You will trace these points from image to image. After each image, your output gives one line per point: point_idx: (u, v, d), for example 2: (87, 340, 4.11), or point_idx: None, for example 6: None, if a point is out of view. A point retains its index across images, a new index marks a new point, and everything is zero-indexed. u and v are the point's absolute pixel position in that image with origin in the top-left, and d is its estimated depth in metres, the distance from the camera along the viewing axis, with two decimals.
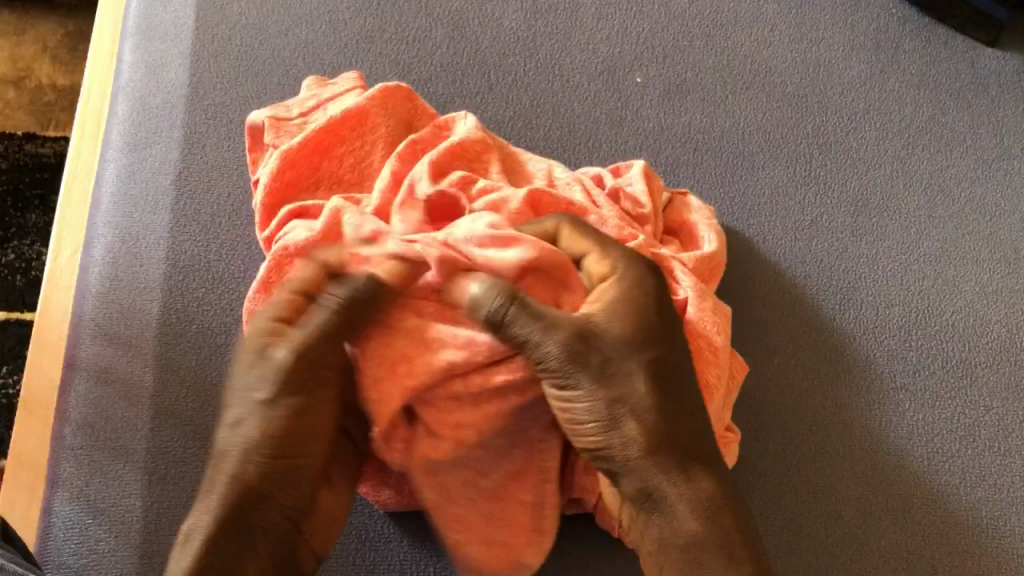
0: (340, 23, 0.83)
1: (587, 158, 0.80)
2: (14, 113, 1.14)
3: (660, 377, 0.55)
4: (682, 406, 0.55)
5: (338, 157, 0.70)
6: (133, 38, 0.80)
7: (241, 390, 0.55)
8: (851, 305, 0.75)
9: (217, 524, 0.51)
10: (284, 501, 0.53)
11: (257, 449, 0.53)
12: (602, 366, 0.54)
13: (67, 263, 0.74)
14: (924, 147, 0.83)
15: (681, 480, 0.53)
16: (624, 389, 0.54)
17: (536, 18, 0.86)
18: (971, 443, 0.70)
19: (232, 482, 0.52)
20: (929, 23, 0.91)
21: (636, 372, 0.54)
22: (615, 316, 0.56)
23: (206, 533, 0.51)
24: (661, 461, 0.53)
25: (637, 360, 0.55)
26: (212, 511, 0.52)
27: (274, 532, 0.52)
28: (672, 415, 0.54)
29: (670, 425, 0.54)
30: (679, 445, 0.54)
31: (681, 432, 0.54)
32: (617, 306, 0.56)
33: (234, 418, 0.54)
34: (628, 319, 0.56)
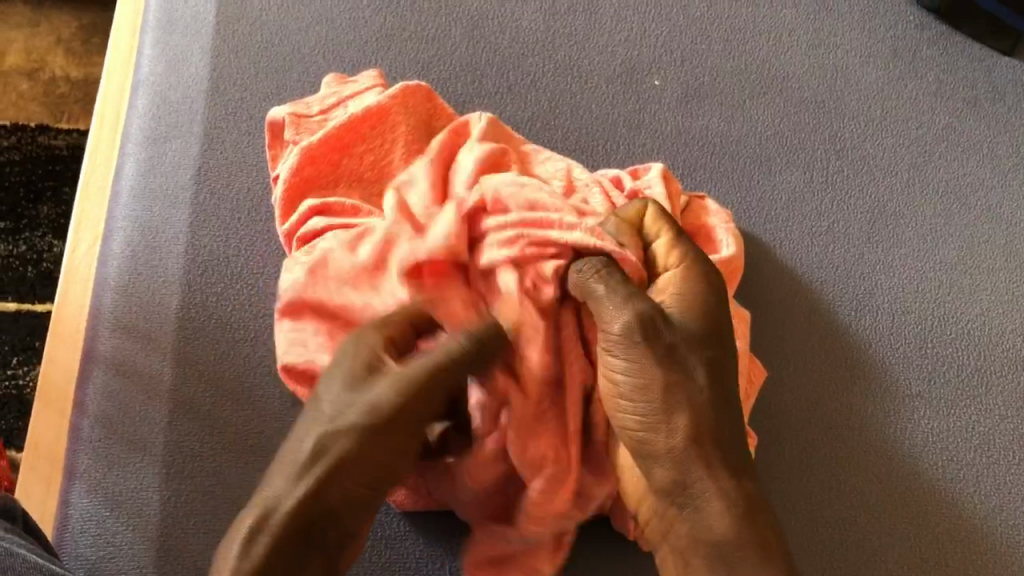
0: (360, 20, 0.83)
1: (605, 160, 0.80)
2: (27, 104, 1.14)
3: (718, 375, 0.57)
4: (731, 409, 0.57)
5: (358, 155, 0.70)
6: (154, 32, 0.81)
7: (338, 404, 0.55)
8: (867, 311, 0.75)
9: (282, 531, 0.51)
10: (345, 529, 0.54)
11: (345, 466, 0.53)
12: (666, 351, 0.56)
13: (85, 255, 0.74)
14: (941, 155, 0.83)
15: (723, 476, 0.54)
16: (683, 377, 0.55)
17: (555, 20, 0.86)
18: (985, 452, 0.70)
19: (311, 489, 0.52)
20: (946, 31, 0.91)
21: (696, 365, 0.56)
22: (686, 312, 0.58)
23: (269, 536, 0.50)
24: (704, 453, 0.54)
25: (698, 354, 0.57)
26: (281, 516, 0.51)
27: (330, 546, 0.53)
28: (723, 412, 0.56)
29: (718, 423, 0.55)
30: (722, 445, 0.55)
31: (726, 430, 0.56)
32: (688, 299, 0.59)
33: (334, 425, 0.54)
34: (698, 317, 0.58)
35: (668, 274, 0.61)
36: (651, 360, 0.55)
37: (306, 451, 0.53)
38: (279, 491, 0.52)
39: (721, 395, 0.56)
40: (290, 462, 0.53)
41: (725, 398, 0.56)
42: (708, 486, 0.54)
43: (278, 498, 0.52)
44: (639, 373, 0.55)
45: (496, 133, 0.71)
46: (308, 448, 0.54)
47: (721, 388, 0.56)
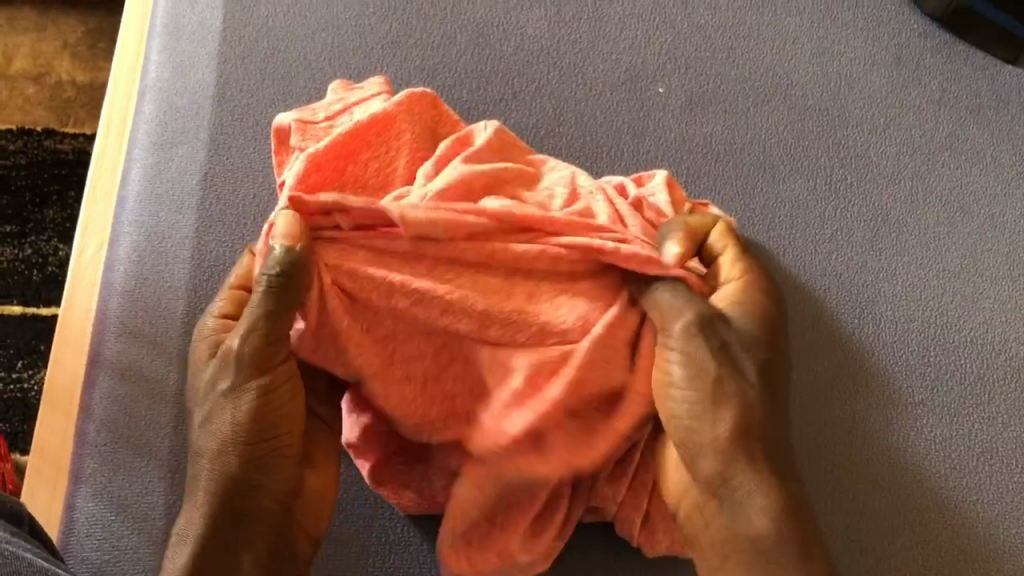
0: (366, 27, 0.83)
1: (609, 167, 0.80)
2: (34, 109, 1.15)
3: (770, 376, 0.58)
4: (781, 409, 0.58)
5: (363, 161, 0.70)
6: (161, 37, 0.81)
7: (205, 385, 0.57)
8: (870, 319, 0.75)
9: (209, 521, 0.53)
10: (273, 487, 0.54)
11: (235, 440, 0.54)
12: (720, 348, 0.57)
13: (91, 260, 0.74)
14: (944, 164, 0.84)
15: (764, 472, 0.54)
16: (736, 372, 0.56)
17: (560, 27, 0.86)
18: (988, 461, 0.70)
19: (218, 475, 0.54)
20: (950, 39, 0.91)
21: (750, 362, 0.57)
22: (749, 317, 0.60)
23: (198, 532, 0.53)
24: (747, 446, 0.55)
25: (753, 353, 0.58)
26: (202, 509, 0.54)
27: (265, 521, 0.54)
28: (772, 411, 0.56)
29: (768, 421, 0.56)
30: (767, 443, 0.55)
31: (774, 427, 0.56)
32: (751, 308, 0.61)
33: (205, 416, 0.56)
34: (758, 323, 0.60)
35: (732, 282, 0.64)
36: (706, 356, 0.56)
37: (196, 448, 0.56)
38: (189, 505, 0.55)
39: (773, 395, 0.57)
40: (192, 467, 0.56)
41: (774, 401, 0.57)
42: (749, 479, 0.54)
43: (196, 507, 0.54)
44: (691, 367, 0.56)
45: (501, 139, 0.71)
46: (201, 443, 0.56)
47: (772, 393, 0.57)
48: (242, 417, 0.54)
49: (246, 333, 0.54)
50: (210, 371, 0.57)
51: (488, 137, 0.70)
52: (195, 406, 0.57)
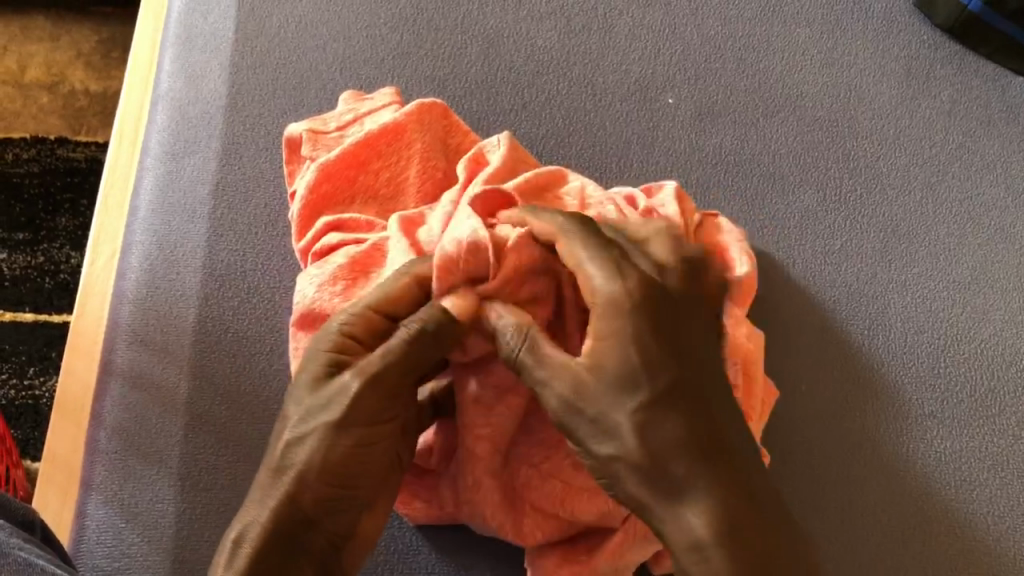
0: (377, 38, 0.84)
1: (618, 178, 0.81)
2: (47, 117, 1.16)
3: (647, 421, 0.52)
4: (675, 439, 0.52)
5: (374, 171, 0.71)
6: (174, 48, 0.82)
7: (305, 402, 0.57)
8: (880, 330, 0.75)
9: (262, 544, 0.54)
10: (331, 530, 0.56)
11: (317, 476, 0.55)
12: (591, 423, 0.53)
13: (103, 270, 0.74)
14: (954, 175, 0.84)
15: (669, 519, 0.52)
16: (611, 443, 0.53)
17: (571, 38, 0.87)
18: (999, 473, 0.70)
19: (285, 501, 0.55)
20: (960, 50, 0.91)
21: (621, 422, 0.52)
22: (611, 355, 0.54)
23: (250, 551, 0.54)
24: (648, 505, 0.52)
25: (622, 406, 0.53)
26: (260, 527, 0.55)
27: (315, 554, 0.56)
28: (661, 458, 0.52)
29: (655, 471, 0.52)
30: (666, 487, 0.52)
31: (669, 469, 0.52)
32: (608, 339, 0.54)
33: (297, 432, 0.56)
34: (618, 360, 0.53)
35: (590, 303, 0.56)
36: (580, 437, 0.54)
37: (275, 458, 0.56)
38: (248, 518, 0.55)
39: (654, 439, 0.52)
40: (262, 479, 0.56)
41: (666, 436, 0.52)
42: (670, 537, 0.52)
43: (252, 527, 0.55)
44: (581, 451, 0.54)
45: (514, 153, 0.72)
46: (275, 460, 0.56)
47: (661, 426, 0.52)
48: (332, 456, 0.55)
49: (375, 377, 0.56)
50: (320, 394, 0.57)
51: (502, 155, 0.71)
52: (291, 417, 0.57)
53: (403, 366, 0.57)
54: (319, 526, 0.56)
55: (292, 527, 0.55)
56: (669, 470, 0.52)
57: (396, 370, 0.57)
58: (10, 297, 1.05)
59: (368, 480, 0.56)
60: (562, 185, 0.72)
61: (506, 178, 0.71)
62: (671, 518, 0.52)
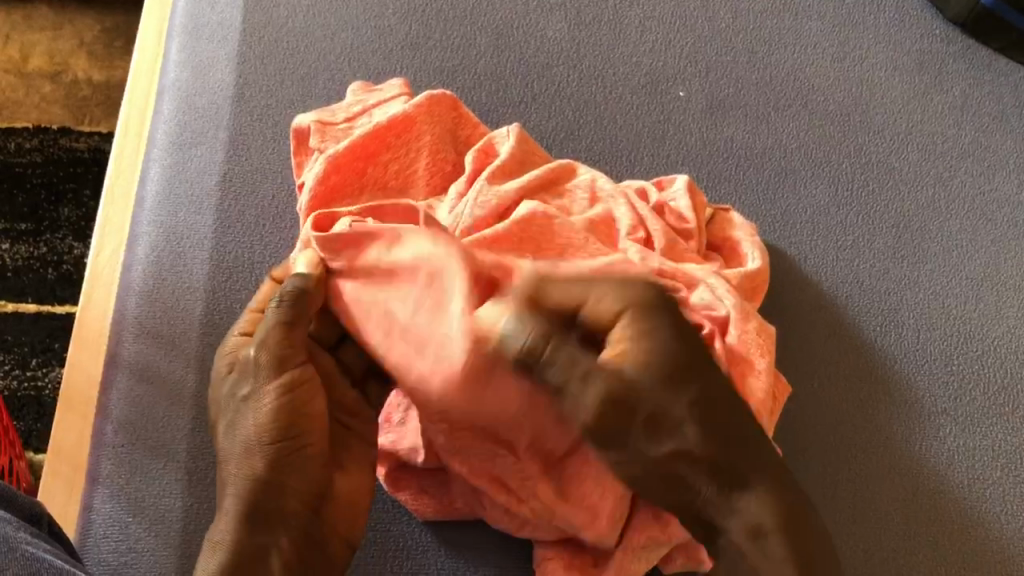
0: (385, 29, 0.83)
1: (629, 171, 0.80)
2: (49, 107, 1.15)
3: (704, 418, 0.54)
4: (730, 434, 0.55)
5: (383, 163, 0.70)
6: (180, 38, 0.81)
7: (224, 397, 0.59)
8: (892, 326, 0.75)
9: (236, 523, 0.54)
10: (298, 489, 0.56)
11: (258, 444, 0.56)
12: (648, 424, 0.54)
13: (109, 260, 0.74)
14: (967, 170, 0.83)
15: (732, 509, 0.55)
16: (673, 442, 0.54)
17: (580, 30, 0.86)
18: (1013, 472, 0.69)
19: (242, 478, 0.56)
20: (972, 45, 0.90)
21: (681, 423, 0.54)
22: (643, 361, 0.54)
23: (228, 536, 0.54)
24: (715, 502, 0.55)
25: (676, 408, 0.54)
26: (231, 512, 0.55)
27: (295, 522, 0.55)
28: (728, 450, 0.54)
29: (722, 467, 0.54)
30: (731, 477, 0.54)
31: (734, 463, 0.54)
32: (639, 345, 0.55)
33: (229, 425, 0.58)
34: (657, 364, 0.54)
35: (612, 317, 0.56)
36: (637, 443, 0.54)
37: (220, 457, 0.58)
38: (220, 516, 0.55)
39: (716, 438, 0.54)
40: (220, 478, 0.57)
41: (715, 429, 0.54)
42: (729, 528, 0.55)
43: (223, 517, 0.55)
44: (632, 463, 0.55)
45: (523, 144, 0.72)
46: (223, 455, 0.57)
47: (707, 422, 0.54)
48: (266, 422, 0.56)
49: (262, 339, 0.58)
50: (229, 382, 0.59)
51: (511, 146, 0.71)
52: (220, 414, 0.59)
53: (283, 323, 0.58)
54: (284, 491, 0.55)
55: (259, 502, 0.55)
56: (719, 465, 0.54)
57: (281, 329, 0.58)
58: (13, 287, 1.04)
59: (314, 433, 0.57)
60: (571, 179, 0.72)
61: (515, 170, 0.71)
62: (733, 510, 0.54)
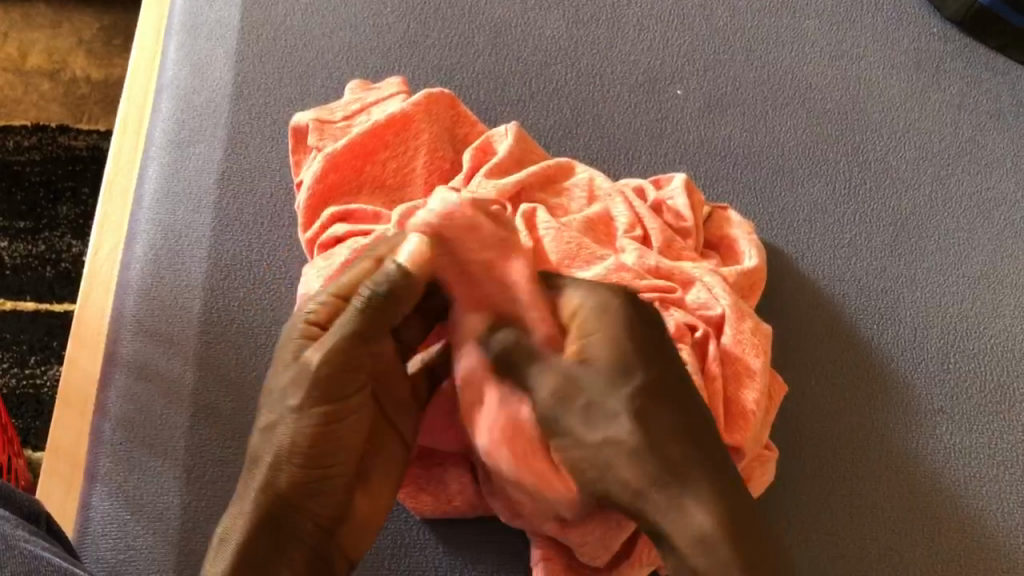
0: (383, 27, 0.83)
1: (627, 169, 0.80)
2: (48, 105, 1.15)
3: (648, 413, 0.55)
4: (682, 435, 0.55)
5: (381, 162, 0.71)
6: (179, 36, 0.81)
7: (277, 391, 0.56)
8: (889, 324, 0.75)
9: (251, 528, 0.53)
10: (316, 512, 0.54)
11: (288, 462, 0.54)
12: (587, 411, 0.57)
13: (107, 259, 0.74)
14: (964, 169, 0.83)
15: (675, 511, 0.54)
16: (610, 430, 0.56)
17: (578, 28, 0.86)
18: (1009, 470, 0.70)
19: (265, 488, 0.54)
20: (969, 43, 0.90)
21: (621, 413, 0.56)
22: (601, 354, 0.57)
23: (240, 538, 0.53)
24: (653, 499, 0.54)
25: (619, 398, 0.56)
26: (246, 515, 0.54)
27: (308, 540, 0.54)
28: (670, 448, 0.55)
29: (665, 465, 0.54)
30: (673, 478, 0.54)
31: (677, 462, 0.54)
32: (600, 340, 0.58)
33: (268, 422, 0.56)
34: (611, 357, 0.57)
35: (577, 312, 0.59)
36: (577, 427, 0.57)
37: (251, 452, 0.56)
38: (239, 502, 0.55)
39: (659, 435, 0.55)
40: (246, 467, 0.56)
41: (663, 423, 0.55)
42: (674, 532, 0.54)
43: (237, 506, 0.54)
44: (574, 444, 0.57)
45: (520, 142, 0.72)
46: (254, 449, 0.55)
47: (647, 415, 0.55)
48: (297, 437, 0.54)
49: (330, 348, 0.55)
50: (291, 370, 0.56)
51: (508, 144, 0.71)
52: (266, 406, 0.56)
53: (357, 335, 0.55)
54: (298, 513, 0.54)
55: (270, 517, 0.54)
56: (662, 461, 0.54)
57: (351, 341, 0.55)
58: (12, 286, 1.04)
59: (346, 459, 0.55)
60: (570, 177, 0.72)
61: (513, 168, 0.71)
62: (677, 507, 0.54)
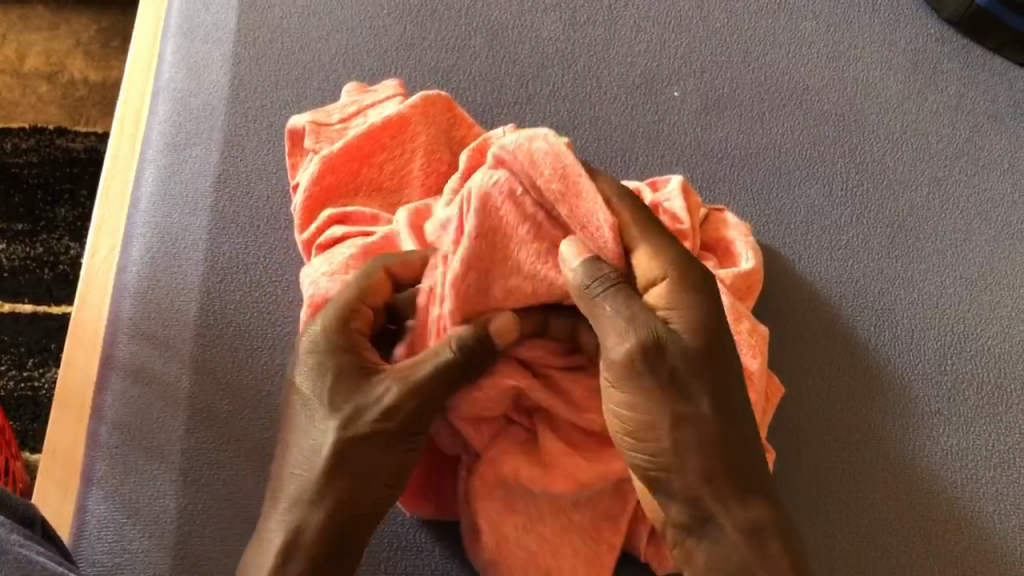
0: (380, 30, 0.83)
1: (623, 171, 0.80)
2: (46, 107, 1.15)
3: (724, 398, 0.55)
4: (743, 430, 0.56)
5: (378, 164, 0.71)
6: (175, 38, 0.81)
7: (344, 408, 0.57)
8: (886, 326, 0.75)
9: (317, 538, 0.56)
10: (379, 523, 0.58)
11: (369, 482, 0.57)
12: (670, 381, 0.54)
13: (103, 262, 0.74)
14: (961, 170, 0.83)
15: (736, 504, 0.55)
16: (689, 408, 0.54)
17: (575, 30, 0.86)
18: (1006, 472, 0.70)
19: (336, 505, 0.56)
20: (966, 44, 0.90)
21: (703, 393, 0.55)
22: (687, 322, 0.56)
23: (305, 544, 0.56)
24: (716, 487, 0.54)
25: (705, 376, 0.55)
26: (315, 524, 0.56)
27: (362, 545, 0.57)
28: (736, 439, 0.55)
29: (734, 454, 0.55)
30: (741, 473, 0.55)
31: (741, 457, 0.55)
32: (686, 308, 0.56)
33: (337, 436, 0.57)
34: (701, 328, 0.56)
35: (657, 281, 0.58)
36: (654, 393, 0.54)
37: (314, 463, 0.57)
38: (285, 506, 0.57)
39: (730, 423, 0.55)
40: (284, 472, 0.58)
41: (738, 412, 0.55)
42: (728, 521, 0.55)
43: (295, 507, 0.56)
44: (641, 410, 0.54)
45: None
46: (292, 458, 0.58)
47: (726, 403, 0.55)
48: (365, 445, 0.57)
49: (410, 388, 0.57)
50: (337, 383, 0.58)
51: None
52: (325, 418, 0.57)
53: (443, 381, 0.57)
54: (368, 521, 0.57)
55: (348, 518, 0.56)
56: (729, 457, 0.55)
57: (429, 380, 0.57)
58: (9, 288, 1.04)
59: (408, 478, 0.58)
60: None
61: None
62: (738, 500, 0.55)
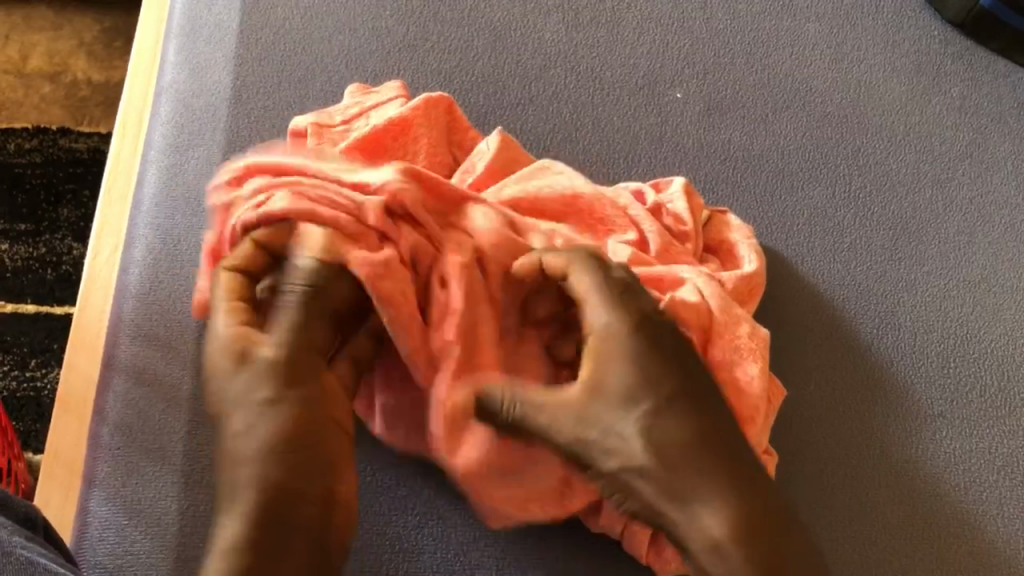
0: (383, 30, 0.83)
1: (626, 172, 0.80)
2: (49, 108, 1.15)
3: (659, 433, 0.54)
4: (691, 448, 0.53)
5: (381, 167, 0.70)
6: (178, 40, 0.81)
7: (233, 396, 0.54)
8: (890, 329, 0.75)
9: (252, 522, 0.49)
10: (314, 492, 0.51)
11: (272, 447, 0.51)
12: (603, 447, 0.54)
13: (106, 263, 0.74)
14: (965, 172, 0.83)
15: (687, 522, 0.52)
16: (624, 459, 0.54)
17: (577, 31, 0.86)
18: (1010, 476, 0.69)
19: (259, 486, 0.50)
20: (970, 45, 0.90)
21: (631, 434, 0.54)
22: (613, 387, 0.55)
23: (242, 530, 0.49)
24: (670, 513, 0.53)
25: (631, 419, 0.54)
26: (244, 515, 0.50)
27: (311, 525, 0.50)
28: (687, 462, 0.53)
29: (685, 479, 0.53)
30: (680, 489, 0.53)
31: (691, 474, 0.53)
32: (615, 369, 0.56)
33: (243, 426, 0.52)
34: (620, 383, 0.55)
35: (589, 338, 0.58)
36: (596, 467, 0.55)
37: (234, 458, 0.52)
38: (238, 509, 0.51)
39: (671, 454, 0.53)
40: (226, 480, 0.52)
41: (671, 436, 0.54)
42: (688, 539, 0.53)
43: (235, 517, 0.50)
44: (601, 485, 0.55)
45: (504, 154, 0.72)
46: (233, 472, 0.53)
47: (653, 432, 0.54)
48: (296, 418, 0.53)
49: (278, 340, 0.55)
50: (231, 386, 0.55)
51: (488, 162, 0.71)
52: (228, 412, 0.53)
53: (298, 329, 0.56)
54: (300, 493, 0.50)
55: (279, 491, 0.50)
56: (671, 484, 0.53)
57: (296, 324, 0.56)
58: (12, 288, 1.04)
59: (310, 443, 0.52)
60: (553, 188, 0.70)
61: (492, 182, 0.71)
62: (686, 517, 0.53)
